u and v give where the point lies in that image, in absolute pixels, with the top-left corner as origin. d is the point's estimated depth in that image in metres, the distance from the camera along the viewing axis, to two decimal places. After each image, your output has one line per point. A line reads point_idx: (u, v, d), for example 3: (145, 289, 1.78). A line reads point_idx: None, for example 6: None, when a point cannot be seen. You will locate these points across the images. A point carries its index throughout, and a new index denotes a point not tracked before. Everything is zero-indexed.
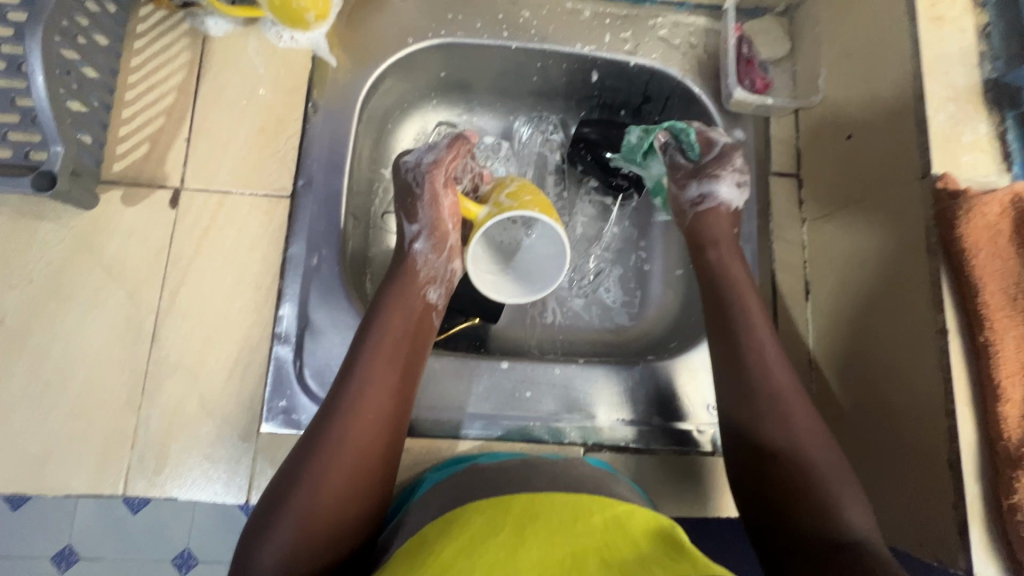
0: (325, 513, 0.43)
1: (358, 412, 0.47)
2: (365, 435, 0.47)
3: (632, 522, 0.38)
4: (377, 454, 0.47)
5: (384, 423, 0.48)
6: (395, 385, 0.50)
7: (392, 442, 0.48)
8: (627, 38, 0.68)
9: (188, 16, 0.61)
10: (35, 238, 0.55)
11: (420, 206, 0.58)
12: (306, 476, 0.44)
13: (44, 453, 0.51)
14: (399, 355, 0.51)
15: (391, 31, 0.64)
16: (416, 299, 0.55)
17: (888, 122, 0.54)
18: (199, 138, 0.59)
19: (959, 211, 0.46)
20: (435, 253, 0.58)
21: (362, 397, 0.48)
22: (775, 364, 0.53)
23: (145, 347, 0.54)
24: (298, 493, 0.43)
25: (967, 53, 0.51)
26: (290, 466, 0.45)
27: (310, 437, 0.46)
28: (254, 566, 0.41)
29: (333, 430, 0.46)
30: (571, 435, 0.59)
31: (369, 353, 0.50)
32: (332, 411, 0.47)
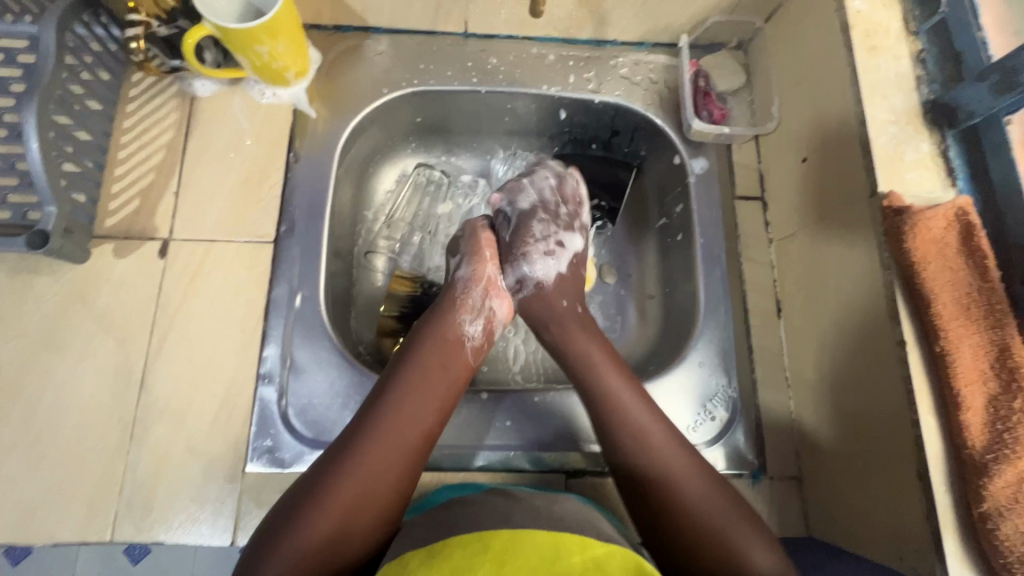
0: (318, 557, 0.44)
1: (371, 448, 0.48)
2: (380, 460, 0.48)
3: (595, 542, 0.43)
4: (383, 494, 0.47)
5: (401, 448, 0.49)
6: (417, 414, 0.51)
7: (404, 483, 0.49)
8: (590, 77, 0.72)
9: (177, 79, 0.65)
10: (31, 293, 0.57)
11: (462, 240, 0.63)
12: (303, 512, 0.45)
13: (35, 502, 0.52)
14: (425, 387, 0.53)
15: (366, 83, 0.69)
16: (450, 330, 0.57)
17: (838, 145, 0.57)
18: (187, 192, 0.63)
19: (906, 227, 0.47)
20: (473, 282, 0.60)
21: (382, 425, 0.49)
22: (628, 397, 0.54)
23: (134, 393, 0.56)
24: (304, 514, 0.45)
25: (904, 78, 0.54)
26: (299, 487, 0.47)
27: (325, 459, 0.48)
28: None
29: (341, 466, 0.47)
30: (553, 462, 0.59)
31: (397, 382, 0.52)
32: (347, 444, 0.48)
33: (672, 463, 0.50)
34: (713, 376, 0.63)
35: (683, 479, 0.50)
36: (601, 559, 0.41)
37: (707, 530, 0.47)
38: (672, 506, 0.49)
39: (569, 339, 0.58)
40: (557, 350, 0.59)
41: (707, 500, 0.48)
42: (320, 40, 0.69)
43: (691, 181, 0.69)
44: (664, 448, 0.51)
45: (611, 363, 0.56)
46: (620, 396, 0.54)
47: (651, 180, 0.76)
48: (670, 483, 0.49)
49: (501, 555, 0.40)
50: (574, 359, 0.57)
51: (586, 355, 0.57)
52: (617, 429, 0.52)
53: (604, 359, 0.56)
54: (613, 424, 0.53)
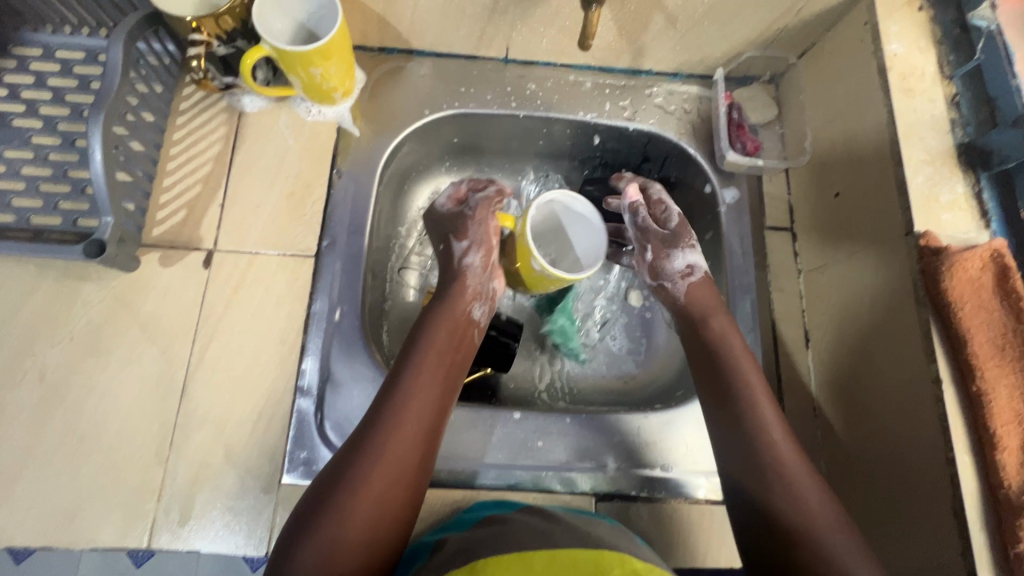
0: (362, 536, 0.46)
1: (394, 436, 0.50)
2: (404, 442, 0.50)
3: (634, 559, 0.44)
4: (413, 476, 0.50)
5: (423, 429, 0.52)
6: (435, 398, 0.54)
7: (426, 463, 0.51)
8: (626, 106, 0.73)
9: (227, 95, 0.67)
10: (78, 298, 0.59)
11: (469, 224, 0.63)
12: (340, 500, 0.46)
13: (75, 505, 0.53)
14: (440, 372, 0.55)
15: (408, 103, 0.70)
16: (460, 315, 0.60)
17: (873, 183, 0.58)
18: (233, 204, 0.64)
19: (943, 267, 0.49)
20: (482, 268, 0.63)
21: (405, 411, 0.51)
22: (779, 434, 0.53)
23: (175, 400, 0.57)
24: (340, 495, 0.47)
25: (939, 121, 0.56)
26: (330, 471, 0.49)
27: (351, 443, 0.50)
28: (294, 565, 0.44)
29: (367, 456, 0.49)
30: (583, 484, 0.60)
31: (414, 366, 0.55)
32: (368, 433, 0.50)
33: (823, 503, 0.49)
34: None
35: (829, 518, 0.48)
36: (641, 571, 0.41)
37: (826, 564, 0.46)
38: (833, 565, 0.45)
39: (735, 357, 0.57)
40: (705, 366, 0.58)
41: (845, 539, 0.47)
42: (365, 61, 0.71)
43: (722, 210, 0.71)
44: (803, 479, 0.50)
45: (762, 391, 0.55)
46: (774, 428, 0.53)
47: (680, 206, 0.78)
48: (798, 516, 0.48)
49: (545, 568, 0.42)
50: (734, 388, 0.55)
51: (749, 388, 0.55)
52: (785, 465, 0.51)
53: (766, 397, 0.55)
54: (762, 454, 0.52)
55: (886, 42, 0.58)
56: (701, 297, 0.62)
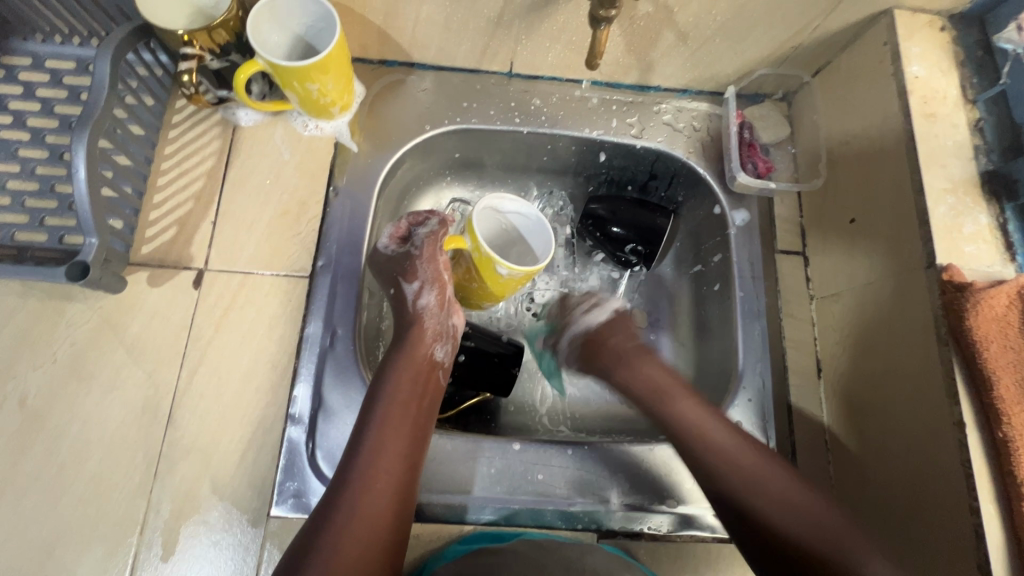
0: None
1: (360, 506, 0.49)
2: (372, 504, 0.49)
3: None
4: (385, 538, 0.49)
5: (390, 487, 0.50)
6: (401, 453, 0.52)
7: (400, 518, 0.50)
8: (633, 122, 0.71)
9: (221, 108, 0.64)
10: (62, 318, 0.56)
11: (417, 264, 0.60)
12: (312, 574, 0.45)
13: (53, 538, 0.51)
14: (405, 425, 0.54)
15: (408, 117, 0.68)
16: (423, 359, 0.58)
17: (893, 211, 0.56)
18: (225, 221, 0.62)
19: (967, 304, 0.46)
20: (438, 306, 0.60)
21: (371, 470, 0.50)
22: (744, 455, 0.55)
23: (160, 428, 0.55)
24: (311, 567, 0.46)
25: (962, 147, 0.53)
26: (300, 541, 0.48)
27: (319, 510, 0.49)
28: None
29: (332, 531, 0.48)
30: (585, 520, 0.58)
31: (376, 422, 0.53)
32: (333, 504, 0.49)
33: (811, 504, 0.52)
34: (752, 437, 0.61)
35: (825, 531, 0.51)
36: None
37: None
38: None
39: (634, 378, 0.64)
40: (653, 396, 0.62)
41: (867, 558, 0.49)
42: (365, 73, 0.69)
43: (732, 232, 0.68)
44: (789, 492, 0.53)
45: (718, 420, 0.57)
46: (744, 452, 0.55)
47: (687, 226, 0.76)
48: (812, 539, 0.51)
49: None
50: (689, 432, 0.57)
51: (701, 426, 0.57)
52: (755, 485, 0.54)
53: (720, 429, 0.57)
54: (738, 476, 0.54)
55: (906, 64, 0.56)
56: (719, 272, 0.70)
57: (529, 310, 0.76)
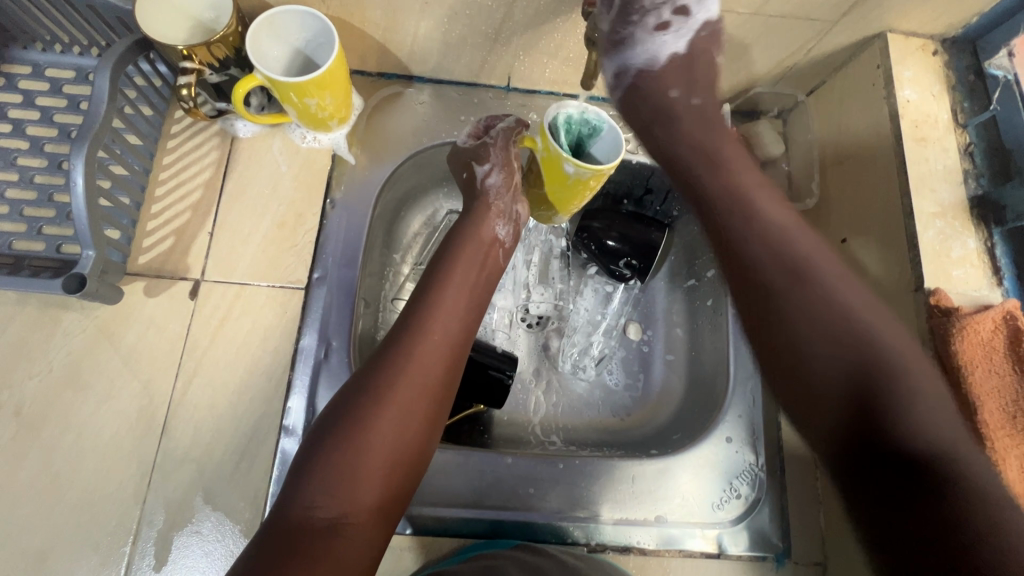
0: (390, 436, 0.49)
1: (412, 361, 0.51)
2: (428, 354, 0.52)
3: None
4: (439, 385, 0.52)
5: (446, 344, 0.54)
6: (458, 316, 0.56)
7: (451, 372, 0.54)
8: (630, 138, 0.71)
9: (221, 119, 0.65)
10: (58, 328, 0.57)
11: (490, 149, 0.60)
12: (368, 404, 0.49)
13: (46, 547, 0.51)
14: (465, 291, 0.58)
15: (406, 130, 0.69)
16: (484, 235, 0.61)
17: (883, 234, 0.56)
18: (222, 232, 0.62)
19: (953, 329, 0.47)
20: (506, 189, 0.60)
21: (430, 325, 0.54)
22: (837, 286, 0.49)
23: (155, 436, 0.55)
24: (369, 400, 0.49)
25: (952, 171, 0.54)
26: (357, 380, 0.51)
27: (379, 355, 0.53)
28: (324, 462, 0.47)
29: (383, 381, 0.50)
30: (576, 534, 0.58)
31: (439, 287, 0.57)
32: (385, 358, 0.52)
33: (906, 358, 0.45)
34: (741, 453, 0.62)
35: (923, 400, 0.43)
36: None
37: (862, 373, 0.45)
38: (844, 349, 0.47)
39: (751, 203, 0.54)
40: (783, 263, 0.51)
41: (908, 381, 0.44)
42: (363, 85, 0.70)
43: None
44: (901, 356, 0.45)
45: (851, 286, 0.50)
46: (846, 289, 0.49)
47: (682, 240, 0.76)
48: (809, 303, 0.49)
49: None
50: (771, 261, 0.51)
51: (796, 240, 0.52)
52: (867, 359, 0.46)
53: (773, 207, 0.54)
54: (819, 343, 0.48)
55: (898, 88, 0.57)
56: (680, 79, 0.57)
57: (523, 321, 0.77)
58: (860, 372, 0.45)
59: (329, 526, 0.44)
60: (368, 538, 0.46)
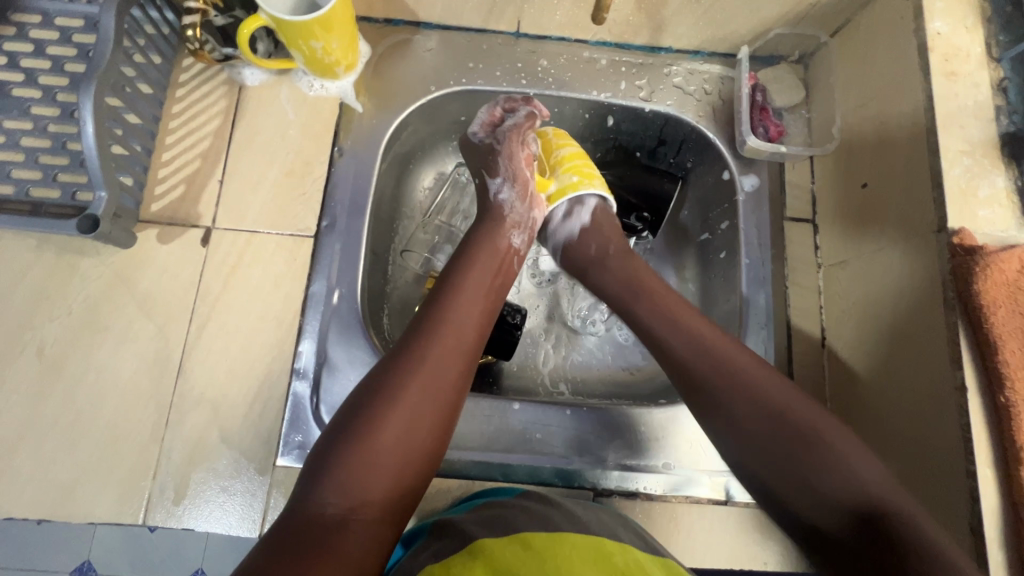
0: (398, 439, 0.46)
1: (427, 361, 0.50)
2: (442, 357, 0.50)
3: (637, 549, 0.47)
4: (451, 389, 0.50)
5: (461, 348, 0.52)
6: (473, 320, 0.54)
7: (465, 377, 0.51)
8: (642, 85, 0.69)
9: (227, 67, 0.65)
10: (76, 273, 0.58)
11: (499, 161, 0.63)
12: (377, 405, 0.47)
13: (72, 480, 0.54)
14: (478, 293, 0.56)
15: (413, 78, 0.67)
16: (500, 242, 0.60)
17: (906, 175, 0.54)
18: (231, 180, 0.62)
19: (976, 268, 0.45)
20: (520, 202, 0.63)
21: (444, 329, 0.52)
22: (762, 376, 0.52)
23: (171, 378, 0.57)
24: (379, 402, 0.47)
25: (983, 107, 0.51)
26: (370, 381, 0.49)
27: (392, 355, 0.50)
28: (330, 464, 0.45)
29: (397, 378, 0.48)
30: (583, 479, 0.59)
31: (453, 288, 0.55)
32: (399, 354, 0.50)
33: (788, 405, 0.50)
34: None
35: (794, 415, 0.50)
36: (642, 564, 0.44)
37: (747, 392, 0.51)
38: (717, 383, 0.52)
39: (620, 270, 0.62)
40: (709, 362, 0.53)
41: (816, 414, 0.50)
42: (370, 33, 0.68)
43: (740, 198, 0.67)
44: (817, 432, 0.48)
45: (711, 327, 0.56)
46: (766, 386, 0.51)
47: (696, 194, 0.74)
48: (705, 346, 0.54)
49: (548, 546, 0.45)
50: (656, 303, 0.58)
51: (698, 330, 0.55)
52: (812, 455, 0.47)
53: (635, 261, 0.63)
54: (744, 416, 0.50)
55: (929, 19, 0.53)
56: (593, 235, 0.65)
57: (533, 276, 0.76)
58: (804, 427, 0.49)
59: (336, 523, 0.43)
60: (376, 539, 0.44)
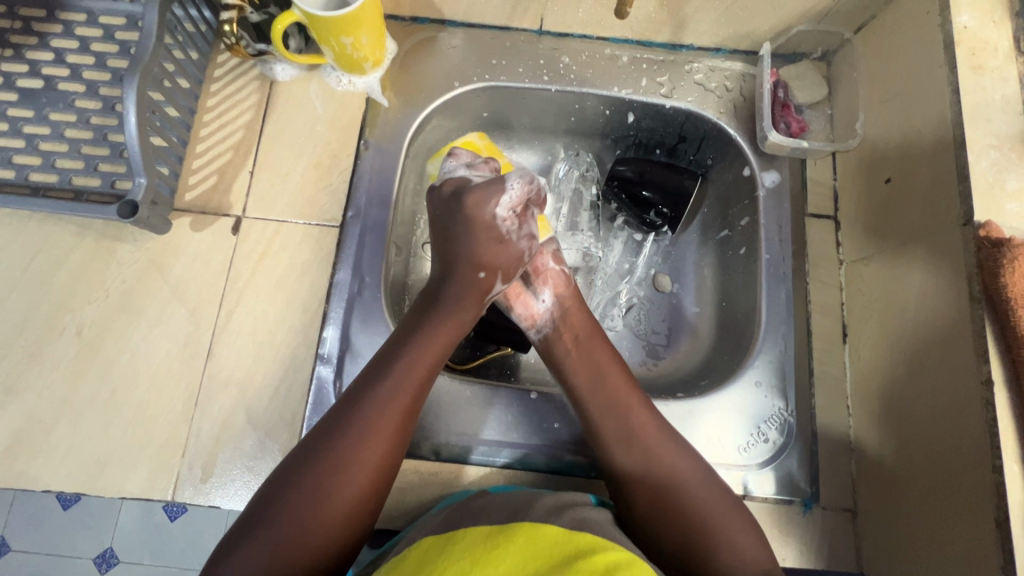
0: (316, 528, 0.45)
1: (355, 447, 0.48)
2: (374, 444, 0.48)
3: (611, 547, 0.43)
4: (381, 472, 0.49)
5: (395, 432, 0.50)
6: (409, 399, 0.52)
7: (393, 457, 0.50)
8: (664, 81, 0.70)
9: (260, 63, 0.67)
10: (114, 258, 0.61)
11: (521, 276, 0.60)
12: (299, 494, 0.45)
13: (105, 456, 0.56)
14: (421, 369, 0.53)
15: (438, 75, 0.69)
16: (459, 321, 0.57)
17: (931, 170, 0.54)
18: (261, 171, 0.65)
19: (1003, 261, 0.45)
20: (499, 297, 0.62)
21: (376, 416, 0.49)
22: (652, 432, 0.53)
23: (201, 361, 0.59)
24: (301, 490, 0.46)
25: (1012, 100, 0.50)
26: (293, 463, 0.47)
27: (319, 437, 0.48)
28: (241, 553, 0.43)
29: (323, 459, 0.47)
30: (599, 469, 0.60)
31: (394, 363, 0.52)
32: (331, 433, 0.48)
33: (686, 476, 0.52)
34: (770, 398, 0.61)
35: (685, 484, 0.51)
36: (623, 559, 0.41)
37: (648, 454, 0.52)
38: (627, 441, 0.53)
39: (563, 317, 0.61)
40: (605, 426, 0.54)
41: (690, 477, 0.52)
42: (396, 30, 0.70)
43: (761, 194, 0.67)
44: (705, 503, 0.50)
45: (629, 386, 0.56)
46: (666, 452, 0.52)
47: (716, 191, 0.75)
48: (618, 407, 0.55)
49: (525, 548, 0.42)
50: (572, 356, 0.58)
51: (610, 377, 0.56)
52: (688, 534, 0.49)
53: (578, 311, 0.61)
54: (631, 477, 0.52)
55: (955, 13, 0.53)
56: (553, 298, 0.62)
57: None
58: (684, 495, 0.51)
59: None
60: None
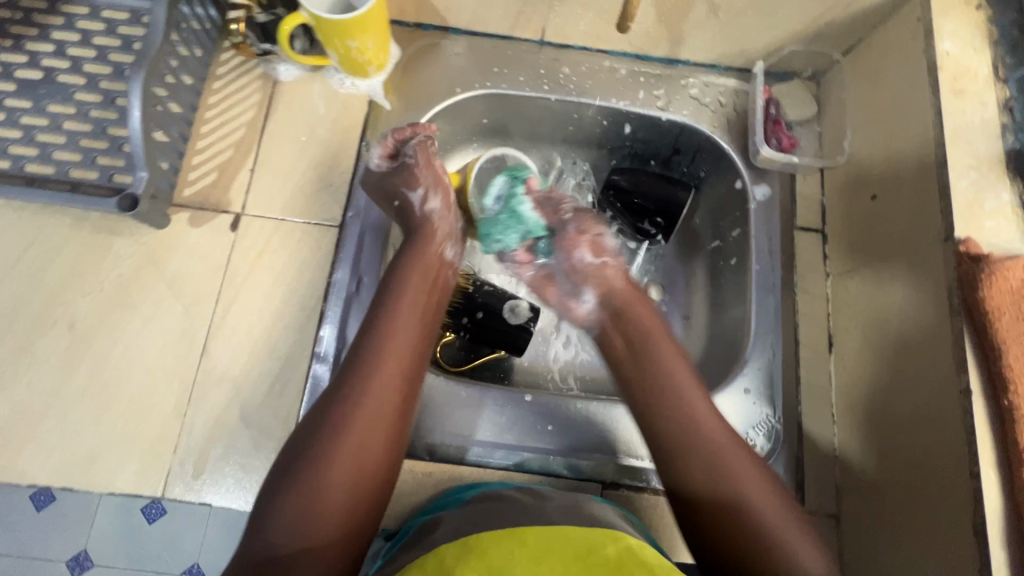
0: (346, 474, 0.46)
1: (368, 396, 0.48)
2: (381, 390, 0.49)
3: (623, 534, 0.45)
4: (395, 419, 0.49)
5: (399, 378, 0.51)
6: (413, 343, 0.53)
7: (406, 400, 0.51)
8: (660, 95, 0.72)
9: (264, 62, 0.67)
10: (110, 252, 0.60)
11: (418, 173, 0.62)
12: (320, 447, 0.46)
13: (95, 451, 0.55)
14: (420, 315, 0.55)
15: (441, 80, 0.70)
16: (433, 257, 0.59)
17: (913, 188, 0.56)
18: (262, 169, 0.65)
19: (981, 275, 0.47)
20: (446, 211, 0.63)
21: (380, 364, 0.50)
22: (699, 407, 0.52)
23: (196, 356, 0.58)
24: (321, 443, 0.46)
25: (990, 125, 0.53)
26: (310, 422, 0.48)
27: (330, 396, 0.49)
28: (277, 508, 0.44)
29: (342, 412, 0.47)
30: (590, 472, 0.60)
31: (389, 308, 0.53)
32: (340, 388, 0.49)
33: (719, 442, 0.50)
34: (758, 405, 0.63)
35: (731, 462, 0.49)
36: (633, 550, 0.43)
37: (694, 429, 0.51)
38: (665, 415, 0.52)
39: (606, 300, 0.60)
40: (636, 395, 0.55)
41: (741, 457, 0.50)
42: (401, 35, 0.71)
43: (752, 206, 0.69)
44: (757, 493, 0.48)
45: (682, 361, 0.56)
46: (707, 425, 0.51)
47: (707, 202, 0.76)
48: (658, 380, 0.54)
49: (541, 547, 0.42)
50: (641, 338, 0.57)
51: (660, 349, 0.56)
52: (747, 516, 0.47)
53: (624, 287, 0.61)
54: (675, 461, 0.50)
55: (938, 39, 0.56)
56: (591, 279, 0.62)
57: None
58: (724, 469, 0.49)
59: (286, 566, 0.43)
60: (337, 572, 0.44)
